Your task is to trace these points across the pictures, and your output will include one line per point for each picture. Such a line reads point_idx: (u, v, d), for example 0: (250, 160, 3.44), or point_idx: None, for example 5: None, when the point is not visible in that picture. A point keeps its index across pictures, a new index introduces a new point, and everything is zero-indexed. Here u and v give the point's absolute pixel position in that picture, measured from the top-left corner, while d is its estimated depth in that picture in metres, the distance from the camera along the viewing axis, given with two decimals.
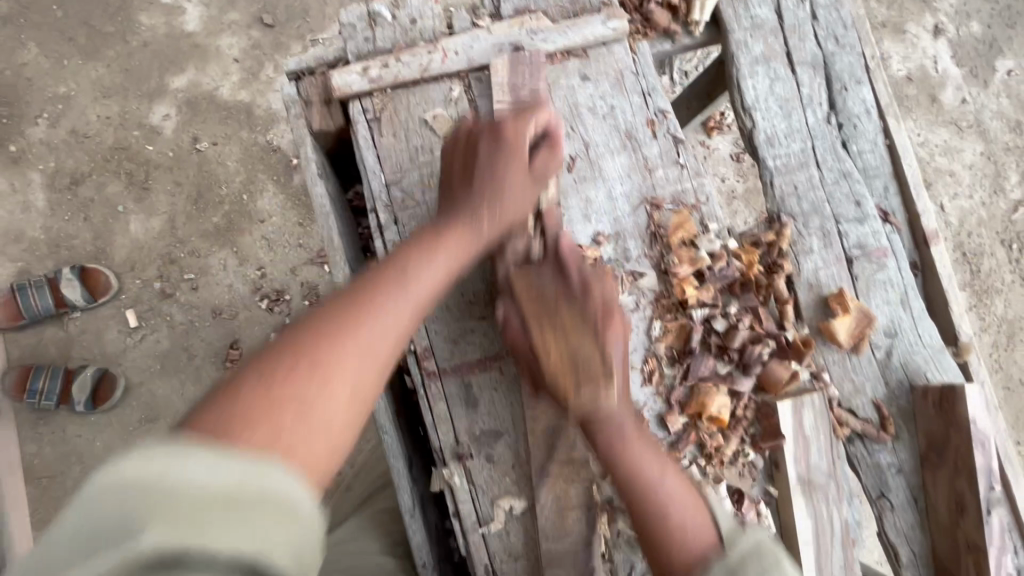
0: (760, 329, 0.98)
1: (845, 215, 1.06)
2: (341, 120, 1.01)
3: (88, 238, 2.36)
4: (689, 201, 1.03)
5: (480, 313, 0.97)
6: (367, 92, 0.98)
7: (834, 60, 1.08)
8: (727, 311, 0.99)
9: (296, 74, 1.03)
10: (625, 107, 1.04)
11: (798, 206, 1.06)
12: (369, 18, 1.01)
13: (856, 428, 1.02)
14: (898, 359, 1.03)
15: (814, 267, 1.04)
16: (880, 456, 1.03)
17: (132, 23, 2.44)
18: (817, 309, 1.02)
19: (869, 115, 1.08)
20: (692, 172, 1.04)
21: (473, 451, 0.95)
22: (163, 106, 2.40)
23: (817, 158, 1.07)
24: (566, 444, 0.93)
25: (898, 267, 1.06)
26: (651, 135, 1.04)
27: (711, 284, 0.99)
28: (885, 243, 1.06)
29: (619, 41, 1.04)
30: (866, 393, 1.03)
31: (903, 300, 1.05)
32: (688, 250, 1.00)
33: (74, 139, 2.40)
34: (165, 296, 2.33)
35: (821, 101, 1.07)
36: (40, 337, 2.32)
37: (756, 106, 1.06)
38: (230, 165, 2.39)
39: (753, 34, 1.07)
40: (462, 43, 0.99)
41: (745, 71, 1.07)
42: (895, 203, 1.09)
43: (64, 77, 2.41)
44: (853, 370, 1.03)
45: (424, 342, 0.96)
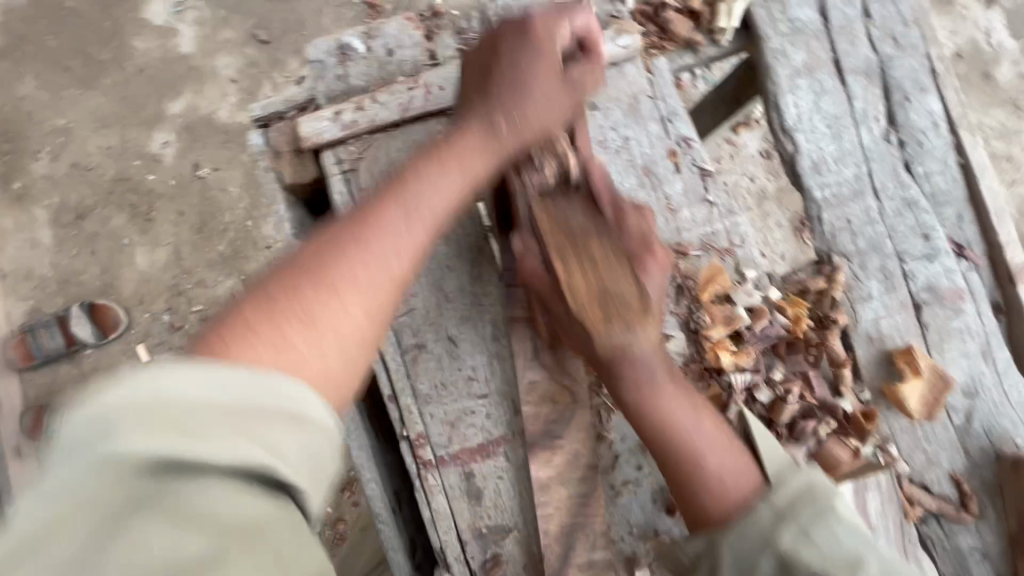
0: (812, 398, 0.83)
1: (911, 252, 0.89)
2: (315, 170, 0.89)
3: (96, 272, 2.32)
4: (721, 246, 0.88)
5: (479, 392, 0.83)
6: (342, 140, 0.85)
7: (891, 65, 0.90)
8: (773, 377, 0.84)
9: (263, 120, 0.91)
10: (641, 138, 0.88)
11: (853, 244, 0.89)
12: (341, 53, 0.88)
13: (932, 509, 0.86)
14: (979, 424, 0.87)
15: (874, 317, 0.88)
16: (960, 539, 0.87)
17: (126, 48, 2.36)
18: (880, 368, 0.86)
19: (938, 129, 0.90)
20: (723, 210, 0.88)
21: (478, 553, 0.82)
22: (162, 134, 2.32)
23: (874, 185, 0.89)
24: (585, 543, 0.78)
25: (976, 310, 0.89)
26: (673, 169, 0.88)
27: (752, 345, 0.84)
28: (961, 283, 0.89)
29: (631, 60, 0.88)
30: (941, 465, 0.87)
31: (985, 351, 0.88)
32: (721, 306, 0.84)
33: (76, 172, 2.35)
34: (175, 328, 2.28)
35: (877, 115, 0.90)
36: (53, 377, 2.27)
37: (799, 126, 0.89)
38: (231, 191, 2.31)
39: (793, 40, 0.90)
40: (446, 74, 0.85)
41: (785, 85, 0.89)
42: (971, 233, 0.91)
43: (62, 109, 2.36)
44: (925, 439, 0.87)
45: (418, 427, 0.83)
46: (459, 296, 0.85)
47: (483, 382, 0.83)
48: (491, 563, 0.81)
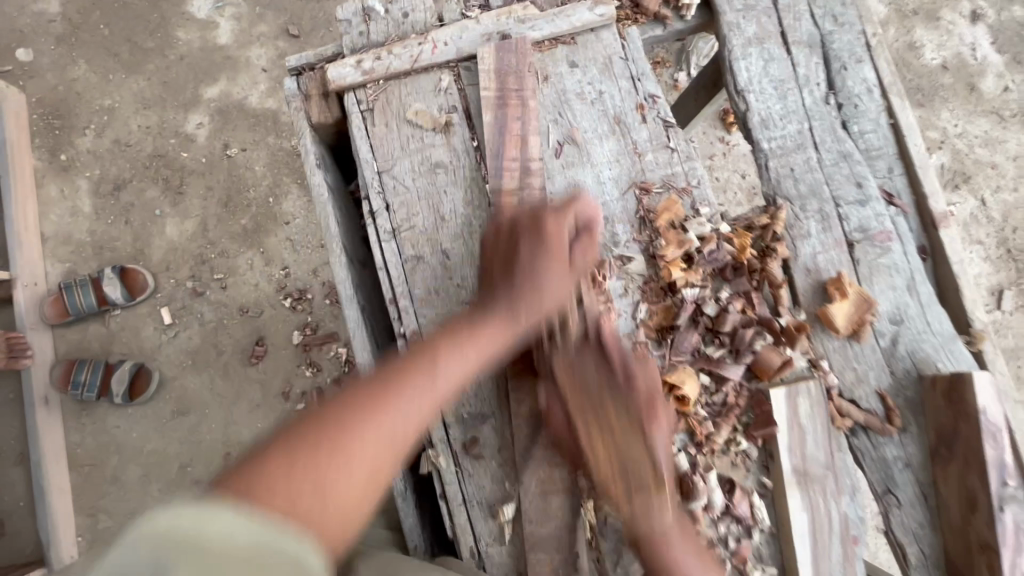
0: (752, 314, 0.96)
1: (846, 197, 1.02)
2: (338, 113, 1.06)
3: (129, 240, 2.52)
4: (679, 185, 1.02)
5: (467, 298, 0.98)
6: (361, 84, 1.02)
7: (831, 39, 1.05)
8: (719, 295, 0.97)
9: (297, 70, 1.08)
10: (614, 92, 1.04)
11: (795, 189, 1.03)
12: (364, 14, 1.05)
13: (859, 420, 0.98)
14: (903, 348, 0.99)
15: (811, 251, 1.01)
16: (885, 450, 0.98)
17: (170, 38, 2.60)
18: (815, 295, 0.99)
19: (871, 94, 1.05)
20: (683, 156, 1.03)
21: (460, 435, 0.96)
22: (197, 116, 2.55)
23: (815, 140, 1.04)
24: (550, 426, 0.92)
25: (904, 250, 1.02)
26: (640, 120, 1.03)
27: (701, 267, 0.98)
28: (890, 226, 1.02)
29: (607, 27, 1.04)
30: (869, 383, 0.99)
31: (910, 285, 1.01)
32: (676, 233, 0.99)
33: (117, 148, 2.56)
34: (197, 294, 2.46)
35: (818, 80, 1.04)
36: (83, 333, 2.48)
37: (750, 88, 1.04)
38: (257, 170, 2.51)
39: (746, 15, 1.05)
40: (450, 34, 1.02)
41: (738, 53, 1.05)
42: (901, 184, 1.04)
43: (108, 90, 2.59)
44: (855, 359, 0.99)
45: (413, 324, 0.97)
46: (453, 218, 1.00)
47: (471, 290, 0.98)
48: (470, 444, 0.95)
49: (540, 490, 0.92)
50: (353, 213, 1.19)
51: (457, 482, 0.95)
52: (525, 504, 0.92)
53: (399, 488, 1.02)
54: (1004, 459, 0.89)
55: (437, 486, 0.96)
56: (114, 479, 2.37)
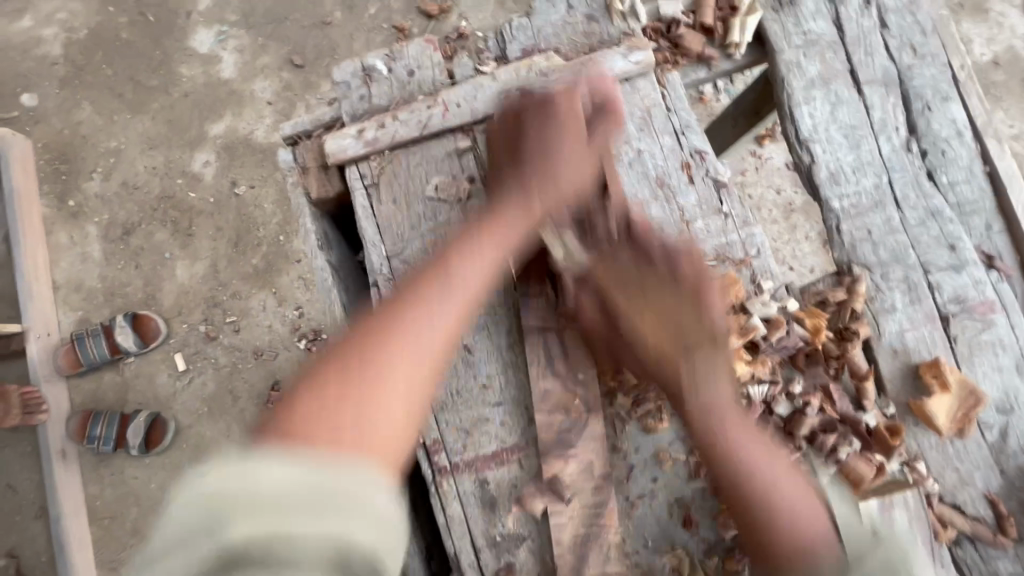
0: (832, 412, 0.82)
1: (936, 262, 0.87)
2: (339, 186, 0.94)
3: (140, 285, 2.45)
4: (736, 256, 0.87)
5: (495, 400, 0.85)
6: (364, 156, 0.90)
7: (910, 75, 0.90)
8: (791, 389, 0.83)
9: (293, 138, 0.97)
10: (655, 150, 0.89)
11: (875, 254, 0.87)
12: (365, 74, 0.93)
13: (965, 530, 0.82)
14: (1015, 442, 0.83)
15: (898, 329, 0.85)
16: (1000, 565, 0.82)
17: (174, 75, 2.52)
18: (906, 383, 0.84)
19: (961, 137, 0.89)
20: (738, 222, 0.88)
21: (492, 561, 0.81)
22: (203, 154, 2.47)
23: (895, 195, 0.88)
24: (598, 555, 0.79)
25: (1010, 323, 0.85)
26: (687, 181, 0.89)
27: (767, 356, 0.83)
28: (992, 295, 0.86)
29: (644, 75, 0.90)
30: (975, 486, 0.83)
31: (1020, 366, 0.84)
32: (737, 317, 0.84)
33: (125, 192, 2.50)
34: (209, 338, 2.37)
35: (896, 124, 0.89)
36: (98, 382, 2.41)
37: (814, 137, 0.89)
38: (266, 207, 2.43)
39: (807, 52, 0.91)
40: (463, 93, 0.89)
41: (799, 96, 0.90)
42: (1001, 243, 0.88)
43: (114, 132, 2.53)
44: (955, 458, 0.83)
45: (433, 433, 0.85)
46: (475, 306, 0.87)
47: (499, 392, 0.85)
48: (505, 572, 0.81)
49: None
50: (361, 288, 1.07)
51: None
52: None
53: None
54: None
55: None
56: (132, 534, 2.28)
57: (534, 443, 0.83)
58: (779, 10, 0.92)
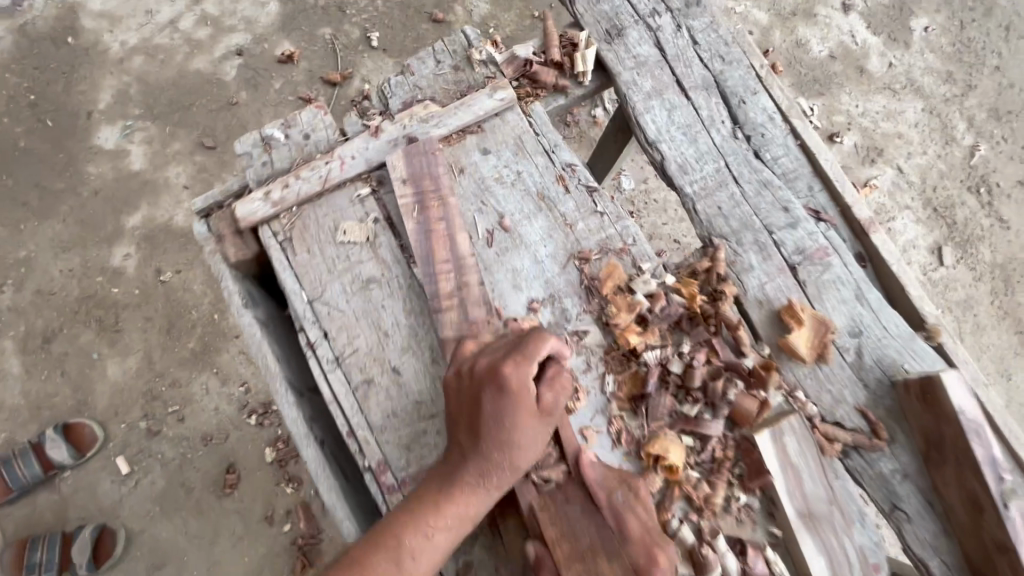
0: (718, 362, 0.95)
1: (777, 223, 1.04)
2: (256, 247, 1.01)
3: (69, 392, 2.34)
4: (616, 247, 1.01)
5: (430, 412, 0.93)
6: (274, 216, 0.98)
7: (724, 78, 1.09)
8: (681, 349, 0.96)
9: (206, 211, 1.04)
10: (532, 170, 1.03)
11: (727, 225, 1.04)
12: (264, 143, 1.03)
13: (848, 441, 0.96)
14: (869, 358, 0.99)
15: (758, 283, 1.01)
16: (880, 465, 0.97)
17: (81, 175, 2.51)
18: (772, 326, 0.99)
19: (774, 121, 1.09)
20: (613, 217, 1.03)
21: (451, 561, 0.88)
22: (123, 247, 2.44)
23: (733, 175, 1.06)
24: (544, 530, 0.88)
25: (843, 262, 1.03)
26: (564, 191, 1.03)
27: (656, 325, 0.97)
28: (824, 242, 1.04)
29: (511, 108, 1.05)
30: (847, 401, 0.98)
31: (858, 295, 1.02)
32: (625, 296, 0.97)
33: (41, 299, 2.42)
34: (153, 433, 2.29)
35: (722, 118, 1.08)
36: (32, 506, 2.24)
37: (660, 139, 1.06)
38: (196, 289, 2.41)
39: (640, 71, 1.09)
40: (356, 146, 1.00)
41: (641, 108, 1.07)
42: (823, 199, 1.07)
43: (22, 241, 2.46)
44: (826, 381, 0.98)
45: (378, 455, 0.91)
46: (397, 331, 0.95)
47: (432, 403, 0.93)
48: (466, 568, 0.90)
49: None
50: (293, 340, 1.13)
51: None
52: None
53: None
54: (992, 453, 0.88)
55: None
56: None
57: None
58: (610, 41, 1.10)
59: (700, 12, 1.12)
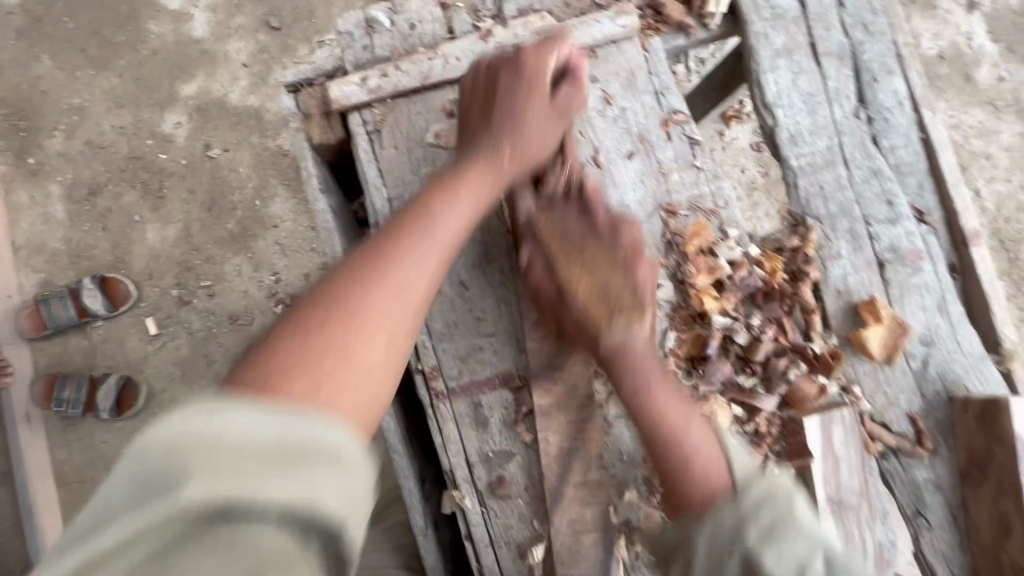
0: (785, 342, 0.93)
1: (877, 215, 0.99)
2: (341, 132, 0.98)
3: (107, 248, 2.39)
4: (706, 206, 0.97)
5: (489, 331, 0.93)
6: (367, 103, 0.95)
7: (862, 50, 1.01)
8: (750, 322, 0.94)
9: (294, 86, 1.01)
10: (637, 108, 0.98)
11: (825, 207, 0.99)
12: (367, 25, 0.98)
13: (891, 444, 0.96)
14: (933, 370, 0.97)
15: (842, 273, 0.98)
16: (915, 472, 0.97)
17: (142, 31, 2.44)
18: (847, 319, 0.96)
19: (902, 107, 1.01)
20: (709, 175, 0.98)
21: (484, 475, 0.91)
22: (175, 114, 2.41)
23: (844, 156, 1.00)
24: (581, 465, 0.88)
25: (935, 270, 0.99)
26: (665, 137, 0.98)
27: (732, 293, 0.94)
28: (920, 245, 0.99)
29: (630, 39, 0.98)
30: (900, 406, 0.97)
31: (940, 306, 0.98)
32: (705, 259, 0.94)
33: (90, 150, 2.42)
34: (183, 303, 2.36)
35: (848, 94, 1.00)
36: (64, 346, 2.36)
37: (778, 102, 1.00)
38: (242, 171, 2.38)
39: (774, 24, 1.00)
40: (462, 47, 0.95)
41: (766, 65, 1.00)
42: (931, 201, 1.01)
43: (77, 88, 2.43)
44: (886, 382, 0.97)
45: (431, 361, 0.93)
46: (471, 246, 0.94)
47: (492, 324, 0.93)
48: (497, 484, 0.91)
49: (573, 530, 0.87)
50: (358, 235, 1.13)
51: (482, 522, 0.91)
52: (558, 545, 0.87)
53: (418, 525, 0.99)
54: None
55: (461, 525, 0.92)
56: None
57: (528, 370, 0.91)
58: None
59: None
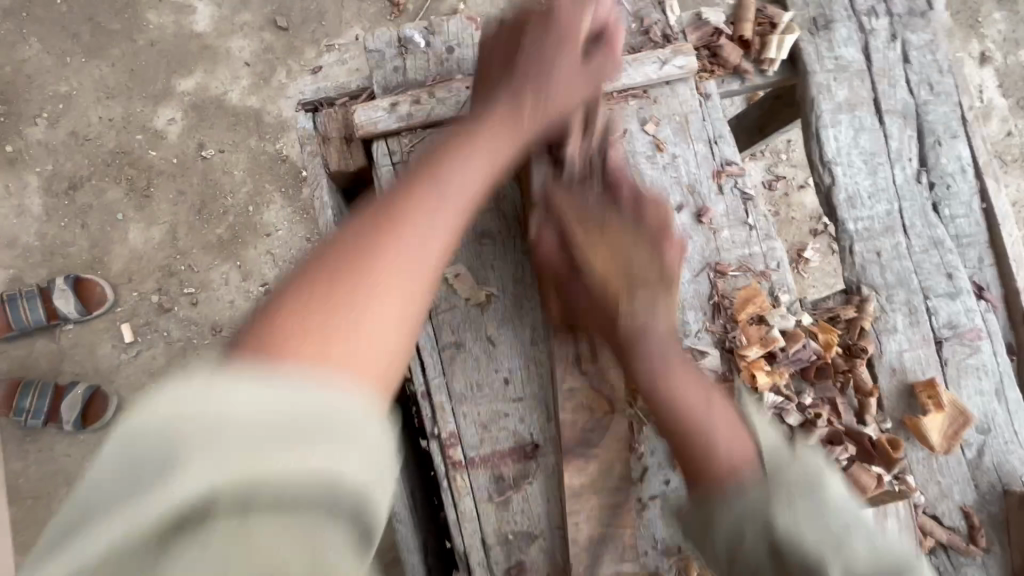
0: (838, 424, 0.85)
1: (935, 289, 0.92)
2: (362, 159, 0.88)
3: (84, 246, 2.24)
4: (757, 269, 0.89)
5: (515, 395, 0.83)
6: (395, 131, 0.85)
7: (926, 110, 0.94)
8: (802, 400, 0.85)
9: (313, 105, 0.91)
10: (688, 157, 0.90)
11: (882, 277, 0.92)
12: (400, 45, 0.88)
13: (942, 539, 0.88)
14: (988, 460, 0.90)
15: (898, 349, 0.90)
16: (967, 571, 0.89)
17: (139, 20, 2.31)
18: (901, 400, 0.89)
19: (965, 174, 0.95)
20: (761, 235, 0.90)
21: (502, 557, 0.81)
22: (168, 110, 2.27)
23: (904, 223, 0.93)
24: (613, 555, 0.78)
25: (993, 351, 0.92)
26: (717, 191, 0.90)
27: (784, 367, 0.86)
28: (980, 323, 0.92)
29: (685, 80, 0.90)
30: (953, 498, 0.90)
31: (999, 390, 0.91)
32: (757, 327, 0.86)
33: (73, 142, 2.27)
34: (163, 310, 2.20)
35: (910, 156, 0.94)
36: (28, 349, 2.19)
37: (837, 159, 0.93)
38: (236, 174, 2.25)
39: (837, 76, 0.94)
40: None
41: (827, 119, 0.93)
42: (990, 276, 0.95)
43: (65, 75, 2.29)
44: (939, 471, 0.90)
45: (449, 425, 0.82)
46: (502, 298, 0.85)
47: (519, 387, 0.84)
48: (516, 570, 0.80)
49: None
50: None
51: None
52: None
53: None
54: None
55: None
56: None
57: (557, 440, 0.81)
58: (814, 33, 0.95)
59: (921, 25, 0.96)
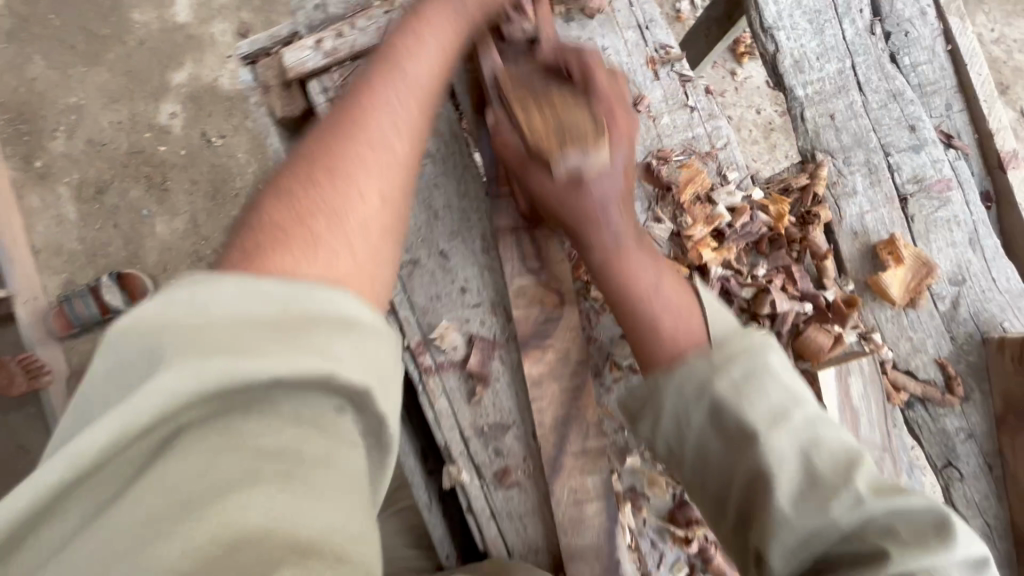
0: (793, 291, 0.85)
1: (898, 143, 0.89)
2: (302, 103, 0.91)
3: (120, 245, 2.07)
4: (702, 149, 0.88)
5: (476, 301, 0.88)
6: (325, 68, 0.88)
7: None
8: (756, 273, 0.86)
9: (251, 57, 0.94)
10: (619, 47, 0.89)
11: (837, 139, 0.89)
12: None
13: (917, 393, 0.88)
14: (966, 310, 0.88)
15: (859, 212, 0.88)
16: (947, 421, 0.89)
17: (125, 22, 2.11)
18: (864, 261, 0.88)
19: (924, 17, 0.91)
20: (704, 115, 0.89)
21: (480, 446, 0.87)
22: (169, 103, 2.10)
23: (858, 79, 0.89)
24: (578, 432, 0.84)
25: (965, 200, 0.89)
26: (652, 77, 0.89)
27: (733, 243, 0.86)
28: (949, 173, 0.88)
29: None
30: (927, 351, 0.89)
31: (973, 240, 0.88)
32: (703, 207, 0.86)
33: (92, 150, 2.08)
34: None
35: (861, 8, 0.90)
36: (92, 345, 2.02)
37: (778, 25, 0.90)
38: (240, 157, 2.13)
39: None
40: None
41: None
42: (960, 122, 0.91)
43: (72, 87, 2.09)
44: (910, 327, 0.89)
45: (417, 335, 0.88)
46: (447, 215, 0.89)
47: (478, 295, 0.89)
48: (495, 456, 0.86)
49: (573, 499, 0.83)
50: None
51: (483, 496, 0.86)
52: (559, 516, 0.83)
53: (423, 500, 0.97)
54: None
55: (461, 501, 0.88)
56: None
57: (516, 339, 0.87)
58: None
59: None
